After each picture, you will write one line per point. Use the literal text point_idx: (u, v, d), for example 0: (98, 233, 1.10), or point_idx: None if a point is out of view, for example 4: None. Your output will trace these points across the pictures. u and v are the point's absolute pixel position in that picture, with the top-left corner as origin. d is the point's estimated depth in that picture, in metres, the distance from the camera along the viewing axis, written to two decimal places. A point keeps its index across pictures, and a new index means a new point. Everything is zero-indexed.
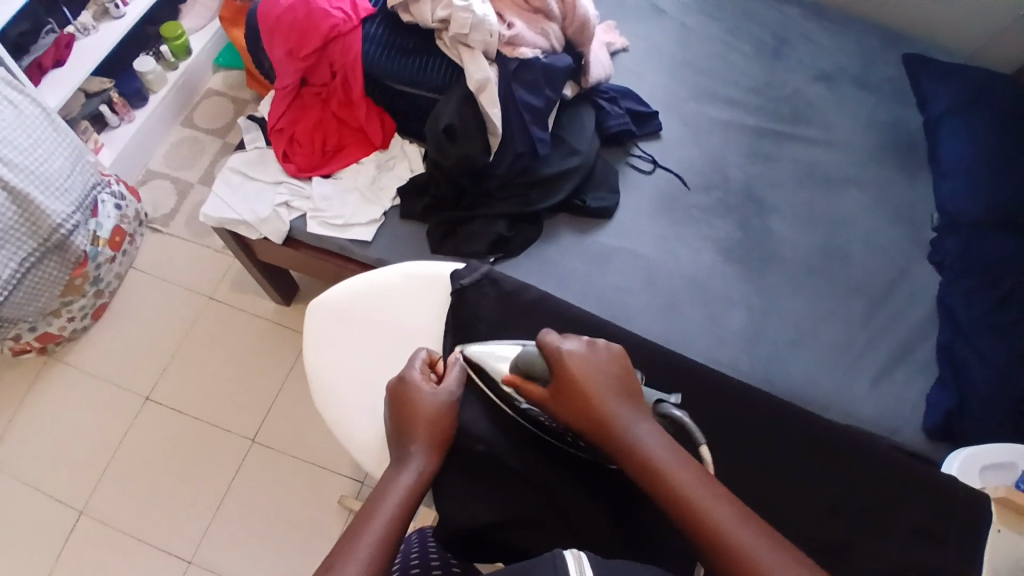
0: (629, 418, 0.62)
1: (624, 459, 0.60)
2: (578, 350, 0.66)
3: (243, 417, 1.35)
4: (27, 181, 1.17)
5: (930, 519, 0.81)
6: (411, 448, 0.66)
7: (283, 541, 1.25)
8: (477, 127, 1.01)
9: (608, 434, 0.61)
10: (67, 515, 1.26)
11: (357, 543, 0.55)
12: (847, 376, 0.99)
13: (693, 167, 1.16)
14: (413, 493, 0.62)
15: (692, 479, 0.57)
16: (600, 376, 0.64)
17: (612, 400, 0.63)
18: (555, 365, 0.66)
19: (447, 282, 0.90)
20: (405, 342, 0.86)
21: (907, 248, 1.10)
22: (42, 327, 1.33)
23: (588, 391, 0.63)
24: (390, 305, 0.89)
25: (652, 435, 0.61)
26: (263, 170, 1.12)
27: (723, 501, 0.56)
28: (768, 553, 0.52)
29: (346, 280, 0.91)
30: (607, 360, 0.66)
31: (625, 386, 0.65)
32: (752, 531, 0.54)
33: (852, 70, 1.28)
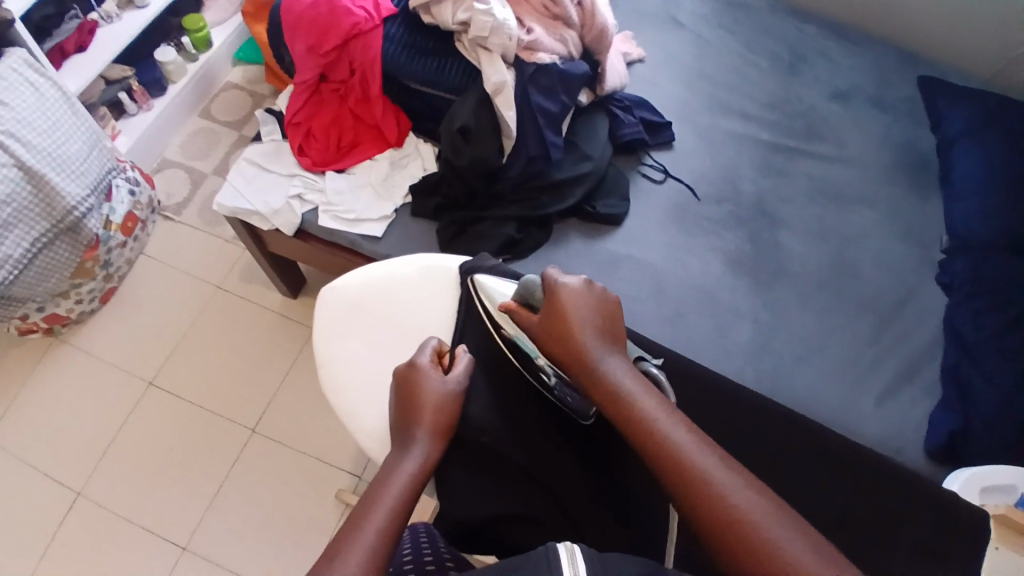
0: (604, 350, 0.63)
1: (590, 385, 0.61)
2: (574, 286, 0.67)
3: (244, 407, 1.36)
4: (42, 161, 1.19)
5: (932, 537, 0.81)
6: (414, 436, 0.67)
7: (279, 532, 1.25)
8: (492, 129, 1.02)
9: (581, 361, 0.62)
10: (65, 495, 1.27)
11: (360, 524, 0.55)
12: (850, 394, 0.99)
13: (705, 179, 1.16)
14: (414, 485, 0.62)
15: (656, 407, 0.58)
16: (586, 310, 0.65)
17: (594, 333, 0.64)
18: (547, 296, 0.67)
19: (454, 279, 0.91)
20: (411, 338, 0.87)
21: (917, 268, 1.10)
22: (50, 307, 1.34)
23: (570, 320, 0.64)
24: (398, 299, 0.89)
25: (623, 366, 0.62)
26: (279, 162, 1.13)
27: (684, 429, 0.56)
28: (720, 472, 0.52)
29: (355, 272, 0.92)
30: (598, 300, 0.67)
31: (609, 324, 0.66)
32: (709, 456, 0.54)
33: (867, 89, 1.28)
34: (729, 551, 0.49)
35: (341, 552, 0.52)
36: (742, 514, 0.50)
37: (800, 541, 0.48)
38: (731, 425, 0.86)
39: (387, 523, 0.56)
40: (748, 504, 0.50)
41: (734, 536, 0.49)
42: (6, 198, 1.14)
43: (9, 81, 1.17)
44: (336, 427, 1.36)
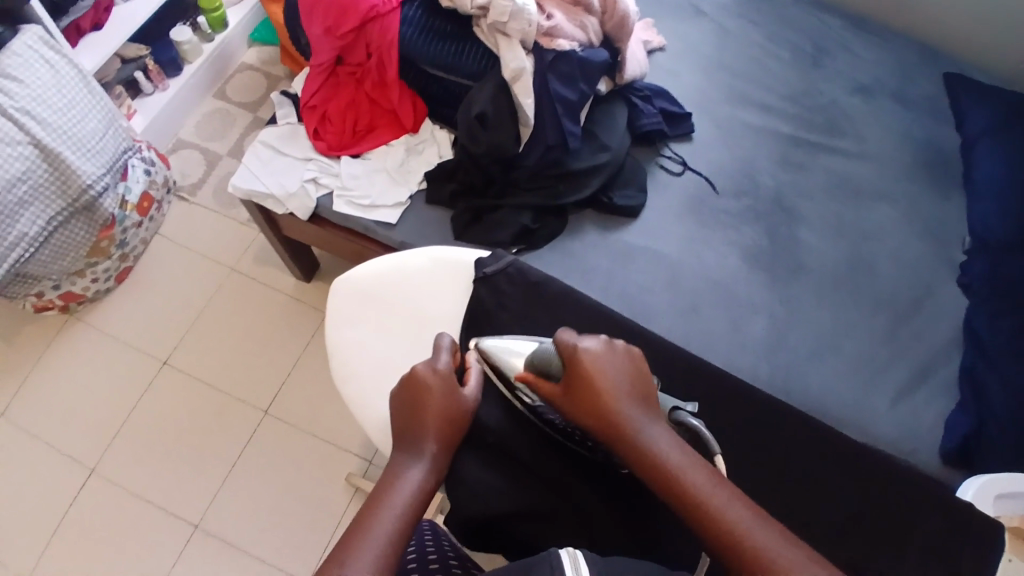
0: (642, 419, 0.62)
1: (635, 458, 0.60)
2: (594, 349, 0.66)
3: (256, 388, 1.37)
4: (57, 139, 1.19)
5: (944, 543, 0.80)
6: (425, 443, 0.65)
7: (288, 513, 1.26)
8: (510, 117, 1.00)
9: (620, 433, 0.61)
10: (79, 472, 1.29)
11: (365, 538, 0.55)
12: (865, 393, 0.98)
13: (723, 172, 1.15)
14: (422, 496, 0.61)
15: (706, 482, 0.57)
16: (616, 375, 0.64)
17: (627, 399, 0.63)
18: (569, 363, 0.66)
19: (470, 268, 0.90)
20: (424, 326, 0.86)
21: (935, 267, 1.08)
22: (65, 286, 1.35)
23: (601, 389, 0.63)
24: (412, 287, 0.89)
25: (663, 435, 0.61)
26: (294, 145, 1.13)
27: (737, 502, 0.56)
28: (783, 548, 0.52)
29: (371, 260, 0.92)
30: (622, 360, 0.66)
31: (639, 386, 0.65)
32: (768, 531, 0.54)
33: (891, 84, 1.26)
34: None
35: (347, 560, 0.53)
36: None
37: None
38: (745, 422, 0.85)
39: (391, 537, 0.56)
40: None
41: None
42: (22, 175, 1.15)
43: (25, 59, 1.17)
44: (345, 411, 1.36)
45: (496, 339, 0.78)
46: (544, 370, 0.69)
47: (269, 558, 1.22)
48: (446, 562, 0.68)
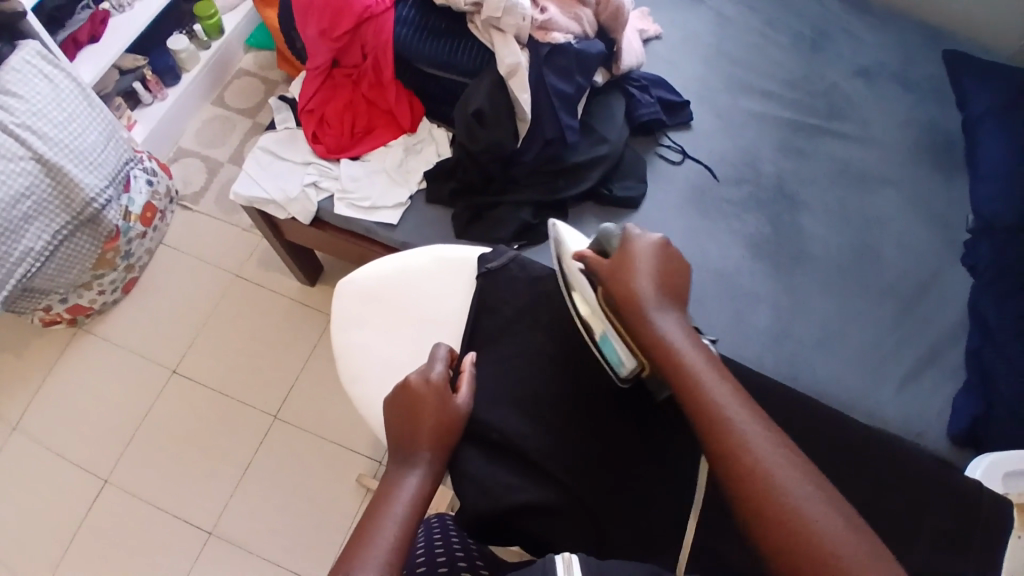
0: (664, 305, 0.65)
1: (641, 331, 0.64)
2: (646, 243, 0.68)
3: (265, 393, 1.37)
4: (59, 154, 1.20)
5: (952, 525, 0.79)
6: (419, 450, 0.65)
7: (304, 517, 1.27)
8: (507, 113, 1.00)
9: (636, 308, 0.65)
10: (93, 481, 1.30)
11: (368, 547, 0.55)
12: (873, 378, 0.97)
13: (724, 160, 1.14)
14: (417, 506, 0.60)
15: (702, 364, 0.60)
16: (653, 266, 0.67)
17: (655, 288, 0.65)
18: (620, 247, 0.70)
19: (474, 266, 0.90)
20: (429, 326, 0.87)
21: (940, 250, 1.07)
22: (73, 298, 1.37)
23: (634, 270, 0.66)
24: (417, 288, 0.89)
25: (676, 322, 0.64)
26: (293, 150, 1.13)
27: (727, 389, 0.59)
28: (757, 434, 0.55)
29: (374, 262, 0.92)
30: (667, 259, 0.68)
31: (674, 282, 0.67)
32: (749, 416, 0.56)
33: (892, 65, 1.24)
34: (745, 499, 0.52)
35: (352, 569, 0.53)
36: (769, 475, 0.52)
37: (830, 511, 0.50)
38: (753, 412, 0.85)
39: (395, 544, 0.56)
40: (776, 466, 0.52)
41: (748, 487, 0.52)
42: (26, 191, 1.16)
43: (24, 75, 1.17)
44: (355, 413, 1.37)
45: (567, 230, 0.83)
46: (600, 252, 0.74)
47: (284, 560, 1.23)
48: (454, 559, 0.65)
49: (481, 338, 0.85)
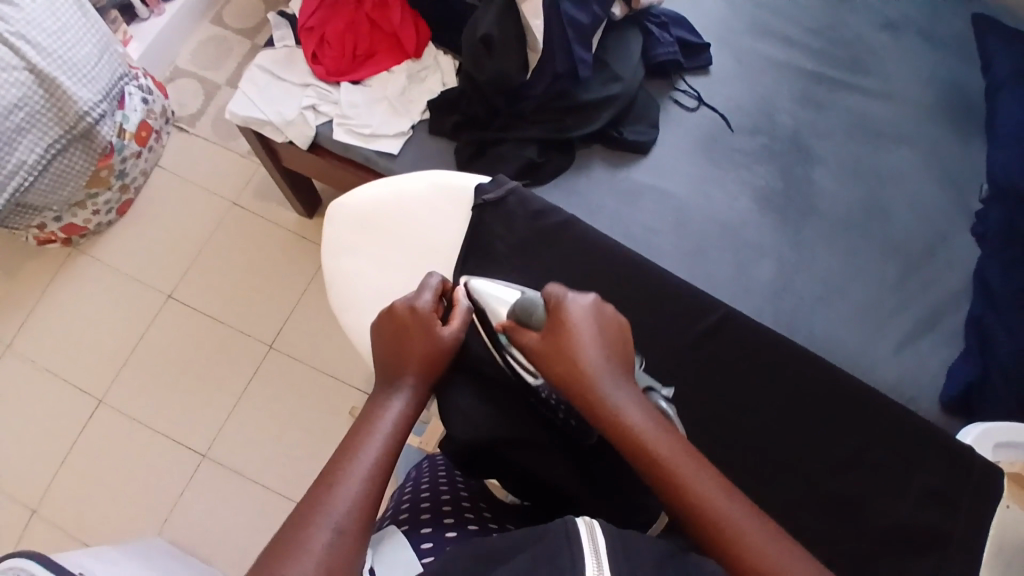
0: (617, 380, 0.58)
1: (601, 418, 0.56)
2: (580, 304, 0.62)
3: (259, 323, 1.37)
4: (53, 65, 1.15)
5: (941, 483, 0.76)
6: (404, 374, 0.64)
7: (296, 446, 1.28)
8: (517, 41, 0.95)
9: (590, 388, 0.57)
10: (87, 401, 1.31)
11: (352, 462, 0.55)
12: (871, 339, 0.96)
13: (739, 108, 1.10)
14: (399, 433, 0.59)
15: (673, 448, 0.54)
16: (594, 331, 0.60)
17: (601, 359, 0.59)
18: (553, 312, 0.62)
19: (470, 198, 0.86)
20: (422, 259, 0.84)
21: (953, 214, 1.04)
22: (67, 217, 1.34)
23: (576, 344, 0.59)
24: (411, 216, 0.85)
25: (636, 400, 0.57)
26: (291, 71, 1.08)
27: (707, 473, 0.54)
28: (753, 526, 0.51)
29: (369, 184, 0.88)
30: (605, 321, 0.62)
31: (619, 350, 0.61)
32: (737, 506, 0.52)
33: (923, 17, 1.18)
34: None
35: (336, 482, 0.53)
36: None
37: None
38: (749, 361, 0.80)
39: (379, 460, 0.56)
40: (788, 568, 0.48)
41: None
42: (18, 103, 1.12)
43: None
44: (349, 347, 1.36)
45: (485, 280, 0.75)
46: (518, 319, 0.65)
47: (275, 485, 1.26)
48: (459, 506, 0.69)
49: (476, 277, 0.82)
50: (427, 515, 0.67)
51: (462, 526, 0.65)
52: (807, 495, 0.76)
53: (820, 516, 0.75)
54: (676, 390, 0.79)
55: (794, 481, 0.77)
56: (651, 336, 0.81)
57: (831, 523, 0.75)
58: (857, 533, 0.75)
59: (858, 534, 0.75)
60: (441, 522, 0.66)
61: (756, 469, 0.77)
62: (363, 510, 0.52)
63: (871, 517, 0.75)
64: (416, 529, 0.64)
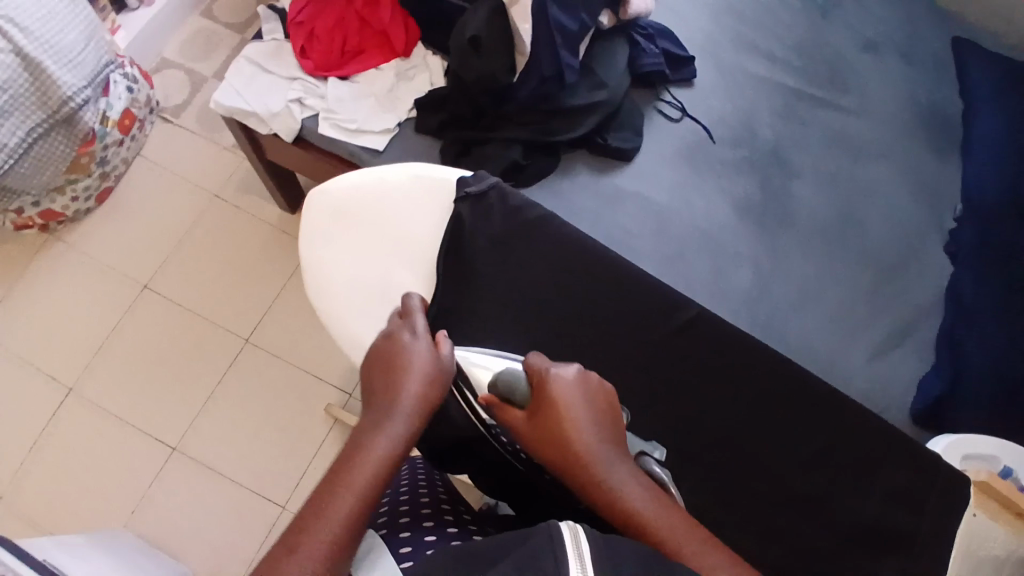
0: (610, 456, 0.56)
1: (598, 498, 0.54)
2: (566, 376, 0.60)
3: (237, 316, 1.35)
4: (39, 49, 1.15)
5: (907, 485, 0.77)
6: (394, 409, 0.59)
7: (270, 441, 1.27)
8: (505, 43, 0.96)
9: (584, 466, 0.55)
10: (57, 390, 1.29)
11: (322, 517, 0.51)
12: (844, 350, 0.98)
13: (722, 120, 1.12)
14: (370, 495, 0.53)
15: (678, 527, 0.51)
16: (584, 405, 0.58)
17: (592, 435, 0.56)
18: (538, 388, 0.60)
19: (452, 188, 0.86)
20: (403, 250, 0.84)
21: (927, 230, 1.07)
22: (45, 203, 1.32)
23: (564, 420, 0.57)
24: (392, 206, 0.85)
25: (633, 477, 0.55)
26: (279, 63, 1.08)
27: (717, 553, 0.50)
28: None
29: (349, 173, 0.87)
30: (591, 392, 0.60)
31: (609, 421, 0.59)
32: None
33: (901, 41, 1.21)
34: None
35: (299, 543, 0.49)
36: None
37: None
38: (724, 363, 0.81)
39: (350, 516, 0.51)
40: None
41: None
42: (3, 84, 1.11)
43: None
44: (328, 344, 1.35)
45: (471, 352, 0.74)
46: (503, 396, 0.63)
47: (247, 481, 1.24)
48: (438, 509, 0.67)
49: (455, 274, 0.83)
50: (406, 517, 0.64)
51: (443, 528, 0.62)
52: (776, 496, 0.77)
53: (790, 516, 0.77)
54: (651, 391, 0.80)
55: (765, 482, 0.78)
56: (627, 337, 0.82)
57: (799, 523, 0.76)
58: (822, 528, 0.76)
59: (824, 530, 0.76)
60: (419, 525, 0.63)
61: (728, 471, 0.78)
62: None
63: (836, 513, 0.77)
64: (395, 532, 0.61)
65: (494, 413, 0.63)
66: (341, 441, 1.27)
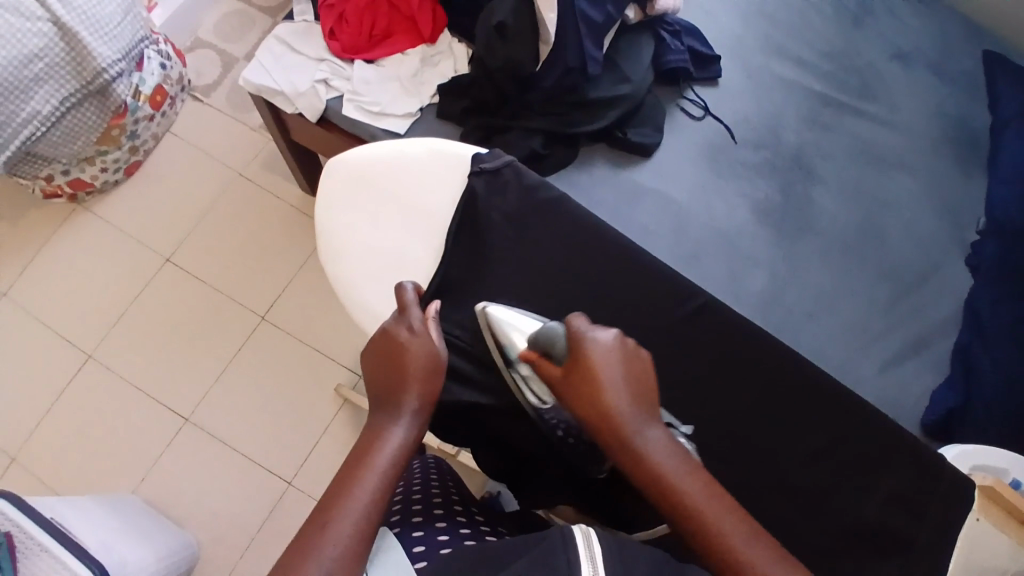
0: (639, 417, 0.60)
1: (624, 455, 0.58)
2: (603, 340, 0.64)
3: (254, 294, 1.38)
4: (76, 19, 1.17)
5: (908, 489, 0.77)
6: (407, 397, 0.63)
7: (279, 417, 1.29)
8: (530, 32, 0.97)
9: (613, 424, 0.59)
10: (77, 355, 1.33)
11: (349, 494, 0.54)
12: (856, 358, 0.98)
13: (745, 122, 1.11)
14: (394, 469, 0.58)
15: (696, 486, 0.55)
16: (618, 367, 0.62)
17: (624, 394, 0.60)
18: (575, 348, 0.64)
19: (467, 165, 0.86)
20: (415, 225, 0.85)
21: (948, 244, 1.06)
22: (75, 172, 1.36)
23: (597, 383, 0.61)
24: (407, 181, 0.86)
25: (658, 436, 0.59)
26: (308, 44, 1.10)
27: (730, 513, 0.54)
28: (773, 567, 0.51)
29: (368, 144, 0.88)
30: (626, 356, 0.64)
31: (642, 384, 0.62)
32: (759, 547, 0.52)
33: (934, 53, 1.19)
34: None
35: (329, 521, 0.53)
36: None
37: None
38: (735, 363, 0.80)
39: (376, 491, 0.55)
40: None
41: None
42: (39, 52, 1.15)
43: None
44: (341, 326, 1.36)
45: (504, 307, 0.77)
46: (544, 352, 0.68)
47: (255, 455, 1.26)
48: (450, 509, 0.69)
49: (468, 254, 0.84)
50: (419, 517, 0.65)
51: (453, 529, 0.64)
52: (775, 498, 0.77)
53: (789, 517, 0.77)
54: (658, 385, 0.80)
55: (765, 482, 0.78)
56: (640, 332, 0.81)
57: (799, 523, 0.77)
58: (818, 526, 0.76)
59: (819, 528, 0.76)
60: (430, 524, 0.64)
61: (731, 469, 0.78)
62: (357, 548, 0.52)
63: (833, 514, 0.77)
64: (409, 532, 0.62)
65: (533, 368, 0.69)
66: (349, 422, 1.29)
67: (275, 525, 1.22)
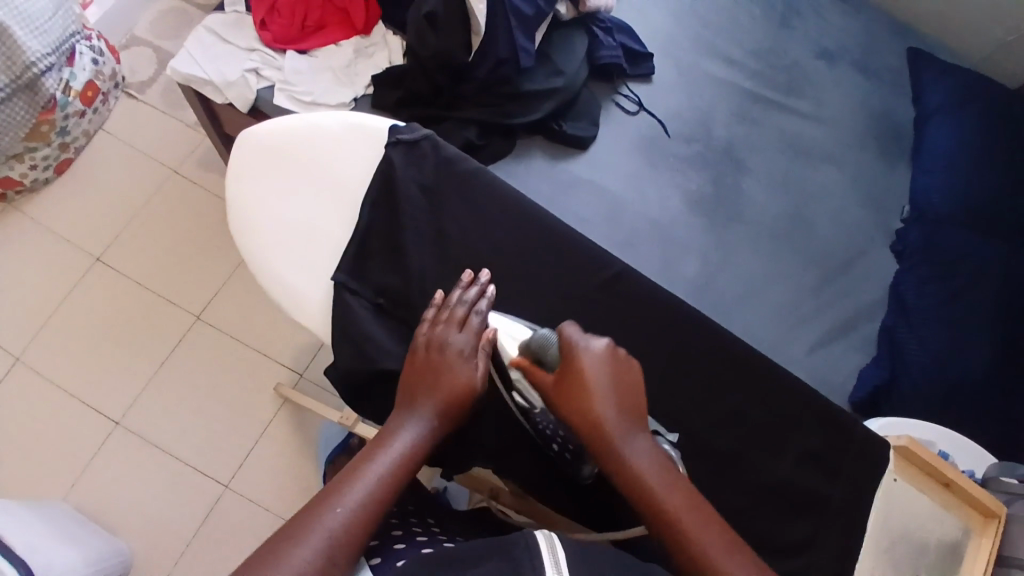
0: (628, 429, 0.61)
1: (610, 466, 0.59)
2: (595, 349, 0.64)
3: (190, 293, 1.34)
4: (8, 14, 1.15)
5: (822, 448, 0.80)
6: (421, 403, 0.65)
7: (219, 418, 1.25)
8: (460, 21, 0.99)
9: (601, 435, 0.60)
10: (4, 359, 1.27)
11: (346, 486, 0.56)
12: (787, 340, 1.01)
13: (677, 117, 1.15)
14: (398, 469, 0.59)
15: (681, 500, 0.57)
16: (607, 377, 0.62)
17: (612, 406, 0.61)
18: (567, 356, 0.64)
19: (384, 137, 0.86)
20: (329, 198, 0.84)
21: (872, 231, 1.11)
22: (3, 170, 1.30)
23: (589, 393, 0.61)
24: (320, 155, 0.85)
25: (647, 448, 0.60)
26: (239, 34, 1.10)
27: (716, 530, 0.56)
28: None
29: (279, 117, 0.88)
30: (617, 366, 0.64)
31: (632, 395, 0.63)
32: (738, 563, 0.54)
33: (856, 52, 1.26)
34: None
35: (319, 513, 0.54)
36: None
37: None
38: (665, 341, 0.82)
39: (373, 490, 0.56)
40: None
41: None
42: None
43: None
44: (282, 325, 1.33)
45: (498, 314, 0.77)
46: (536, 357, 0.68)
47: (188, 459, 1.22)
48: (405, 522, 0.67)
49: (388, 226, 0.83)
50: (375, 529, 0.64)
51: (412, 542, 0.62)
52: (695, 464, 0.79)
53: (717, 485, 0.79)
54: None
55: (692, 453, 0.80)
56: (573, 317, 0.82)
57: (729, 491, 0.79)
58: (730, 485, 0.79)
59: (732, 486, 0.79)
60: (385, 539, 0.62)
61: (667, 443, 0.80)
62: (342, 544, 0.53)
63: (747, 468, 0.80)
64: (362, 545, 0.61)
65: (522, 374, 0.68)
66: (290, 420, 1.26)
67: (213, 528, 1.18)
